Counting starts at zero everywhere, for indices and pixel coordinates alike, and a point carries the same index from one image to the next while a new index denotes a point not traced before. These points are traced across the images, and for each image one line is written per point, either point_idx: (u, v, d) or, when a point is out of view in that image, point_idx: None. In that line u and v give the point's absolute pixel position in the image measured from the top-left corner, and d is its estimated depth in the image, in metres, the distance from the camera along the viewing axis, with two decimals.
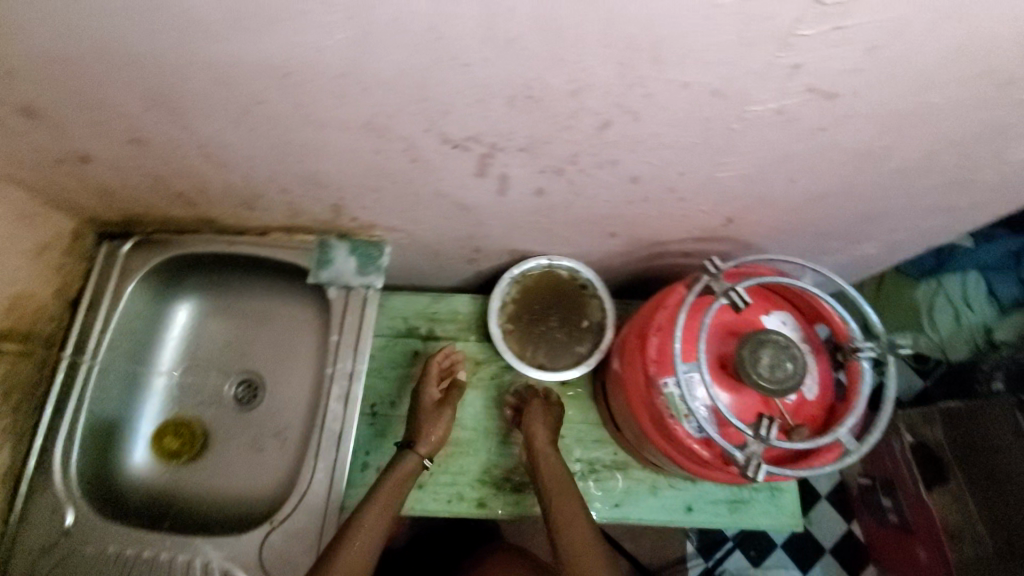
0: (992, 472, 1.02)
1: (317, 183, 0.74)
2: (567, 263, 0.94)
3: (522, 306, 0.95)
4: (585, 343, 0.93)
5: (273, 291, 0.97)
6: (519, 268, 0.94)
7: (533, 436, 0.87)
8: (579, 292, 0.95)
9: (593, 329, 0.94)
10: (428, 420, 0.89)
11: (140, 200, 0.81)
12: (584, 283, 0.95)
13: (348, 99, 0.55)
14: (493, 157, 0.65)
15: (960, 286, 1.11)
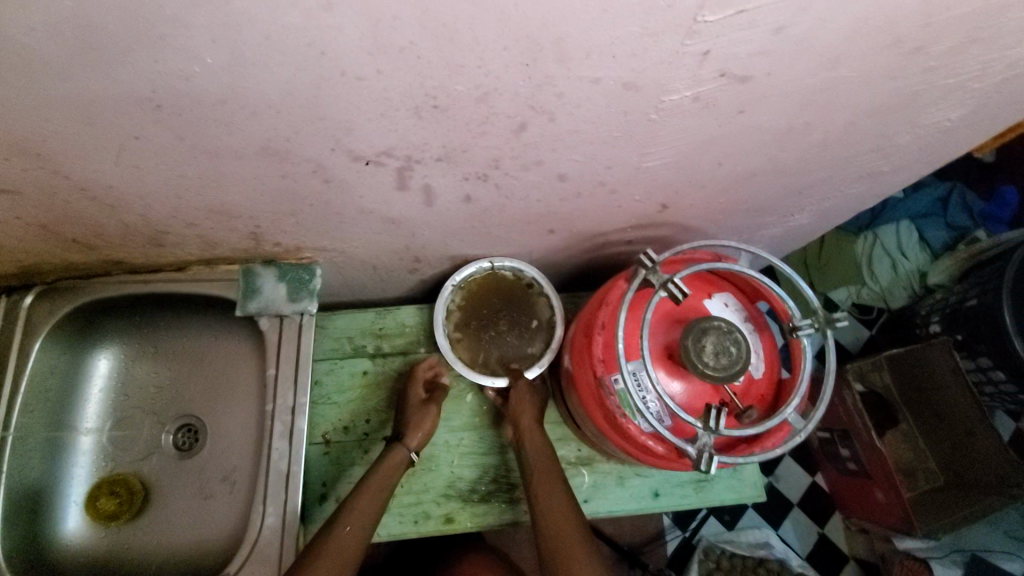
0: (938, 409, 1.10)
1: (228, 213, 0.68)
2: (509, 263, 0.93)
3: (469, 313, 0.93)
4: (537, 342, 0.92)
5: (202, 327, 0.90)
6: (460, 276, 0.93)
7: (521, 416, 0.86)
8: (525, 292, 0.94)
9: (544, 327, 0.93)
10: (415, 417, 0.87)
11: (31, 250, 0.73)
12: (529, 282, 0.94)
13: (237, 126, 0.50)
14: (411, 169, 0.61)
15: (895, 237, 1.22)
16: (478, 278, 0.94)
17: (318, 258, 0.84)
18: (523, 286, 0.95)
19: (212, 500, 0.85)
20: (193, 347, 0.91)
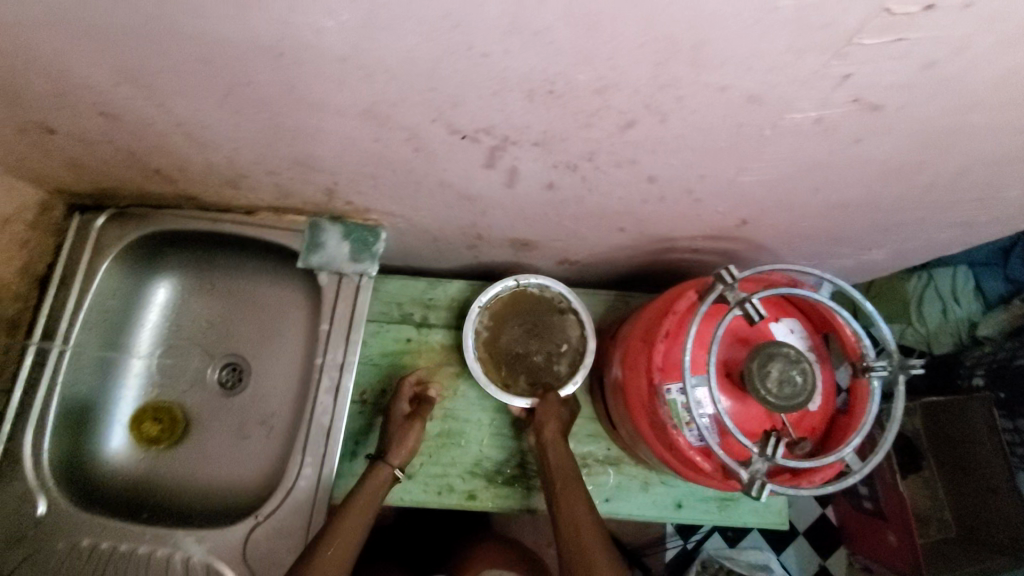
0: (963, 462, 1.05)
1: (310, 167, 0.68)
2: (534, 280, 0.91)
3: (497, 331, 0.92)
4: (566, 364, 0.91)
5: (259, 272, 0.92)
6: (487, 295, 0.90)
7: (544, 426, 0.85)
8: (555, 312, 0.92)
9: (574, 348, 0.91)
10: (400, 431, 0.86)
11: (112, 174, 0.74)
12: (556, 299, 0.93)
13: (348, 84, 0.50)
14: (504, 149, 0.60)
15: (950, 279, 1.08)
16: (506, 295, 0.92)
17: (384, 222, 0.84)
18: (549, 303, 0.93)
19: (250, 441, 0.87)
20: (247, 291, 0.93)
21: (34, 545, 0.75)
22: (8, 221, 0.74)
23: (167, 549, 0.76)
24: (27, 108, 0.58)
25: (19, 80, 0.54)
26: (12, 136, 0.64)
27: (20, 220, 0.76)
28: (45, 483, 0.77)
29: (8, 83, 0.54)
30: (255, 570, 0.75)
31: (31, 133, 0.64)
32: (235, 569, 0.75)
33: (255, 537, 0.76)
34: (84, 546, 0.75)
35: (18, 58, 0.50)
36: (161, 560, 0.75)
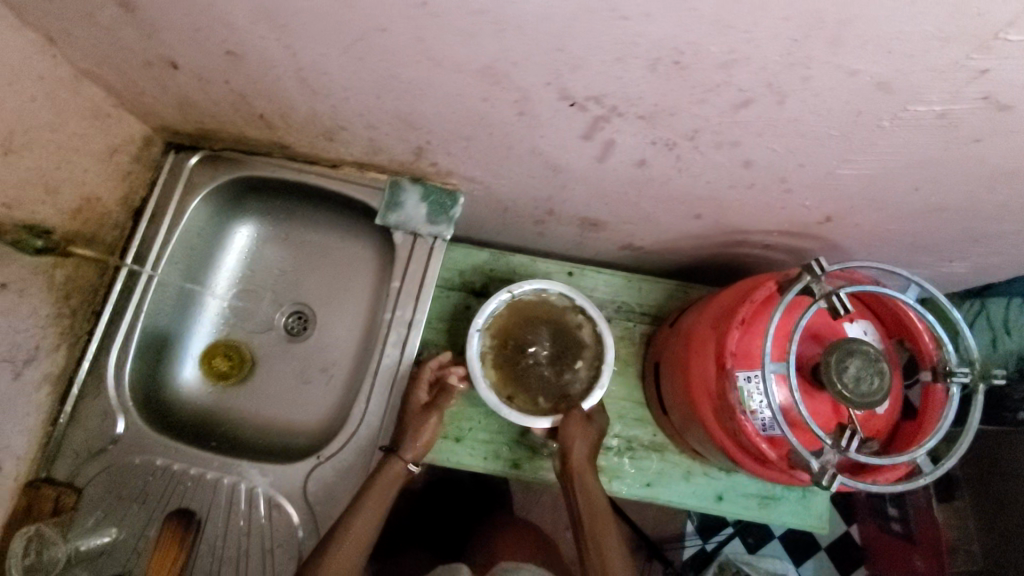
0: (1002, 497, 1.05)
1: (408, 124, 0.70)
2: (528, 285, 0.87)
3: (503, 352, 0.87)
4: (579, 377, 0.87)
5: (333, 228, 0.95)
6: (484, 313, 0.84)
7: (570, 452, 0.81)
8: (555, 325, 0.89)
9: (585, 359, 0.87)
10: (416, 424, 0.80)
11: (215, 115, 0.78)
12: (557, 301, 0.89)
13: (477, 39, 0.51)
14: (607, 121, 0.61)
15: None
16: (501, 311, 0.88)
17: (463, 187, 0.85)
18: (551, 306, 0.90)
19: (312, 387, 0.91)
20: (320, 244, 0.96)
21: (111, 459, 0.79)
22: (113, 151, 0.79)
23: (233, 477, 0.79)
24: (158, 41, 0.61)
25: (159, 12, 0.56)
26: (136, 66, 0.67)
27: (125, 151, 0.81)
28: (124, 402, 0.81)
29: (149, 14, 0.57)
30: (314, 505, 0.78)
31: (154, 65, 0.67)
32: (296, 503, 0.78)
33: (316, 475, 0.79)
34: (157, 465, 0.79)
35: None
36: (226, 488, 0.79)
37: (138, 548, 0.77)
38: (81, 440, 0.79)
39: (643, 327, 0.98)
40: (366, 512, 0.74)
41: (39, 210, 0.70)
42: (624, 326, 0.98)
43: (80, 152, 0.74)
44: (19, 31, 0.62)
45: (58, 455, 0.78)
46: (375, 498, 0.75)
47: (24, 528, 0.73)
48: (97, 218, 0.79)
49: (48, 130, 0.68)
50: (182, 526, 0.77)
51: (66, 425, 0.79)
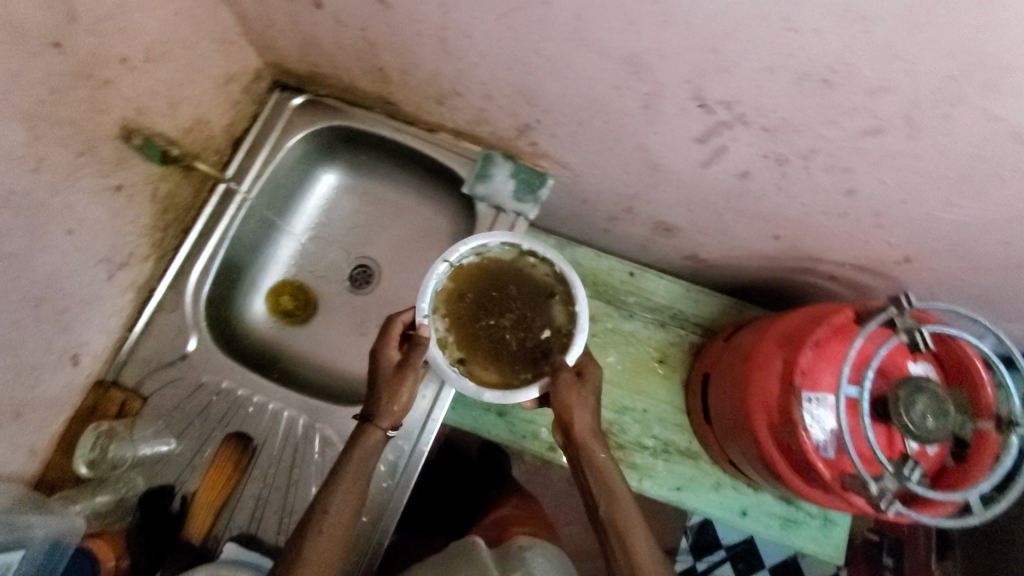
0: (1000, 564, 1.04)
1: (526, 99, 0.72)
2: (466, 247, 0.80)
3: (466, 330, 0.80)
4: (553, 331, 0.80)
5: (415, 191, 0.98)
6: (426, 293, 0.78)
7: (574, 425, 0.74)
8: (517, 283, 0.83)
9: (546, 316, 0.81)
10: (390, 388, 0.76)
11: (335, 61, 0.80)
12: (502, 253, 0.83)
13: (637, 27, 0.53)
14: (728, 128, 0.63)
15: None
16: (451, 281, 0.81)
17: (554, 171, 0.87)
18: (512, 268, 0.83)
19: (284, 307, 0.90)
20: (399, 205, 0.99)
21: (180, 373, 0.82)
22: (229, 79, 0.82)
23: (291, 410, 0.83)
24: None
25: None
26: (282, 1, 0.70)
27: (239, 81, 0.84)
28: (198, 321, 0.84)
29: None
30: None
31: (299, 3, 0.69)
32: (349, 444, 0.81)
33: None
34: (222, 387, 0.83)
35: None
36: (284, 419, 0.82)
37: (191, 462, 0.80)
38: (153, 350, 0.82)
39: (694, 338, 1.00)
40: (342, 493, 0.71)
41: (157, 122, 0.72)
42: (676, 334, 0.99)
43: (203, 74, 0.76)
44: None
45: (129, 360, 0.81)
46: (355, 470, 0.72)
47: (93, 424, 0.77)
48: (204, 141, 0.81)
49: (182, 47, 0.71)
50: (237, 448, 0.80)
51: (141, 333, 0.82)
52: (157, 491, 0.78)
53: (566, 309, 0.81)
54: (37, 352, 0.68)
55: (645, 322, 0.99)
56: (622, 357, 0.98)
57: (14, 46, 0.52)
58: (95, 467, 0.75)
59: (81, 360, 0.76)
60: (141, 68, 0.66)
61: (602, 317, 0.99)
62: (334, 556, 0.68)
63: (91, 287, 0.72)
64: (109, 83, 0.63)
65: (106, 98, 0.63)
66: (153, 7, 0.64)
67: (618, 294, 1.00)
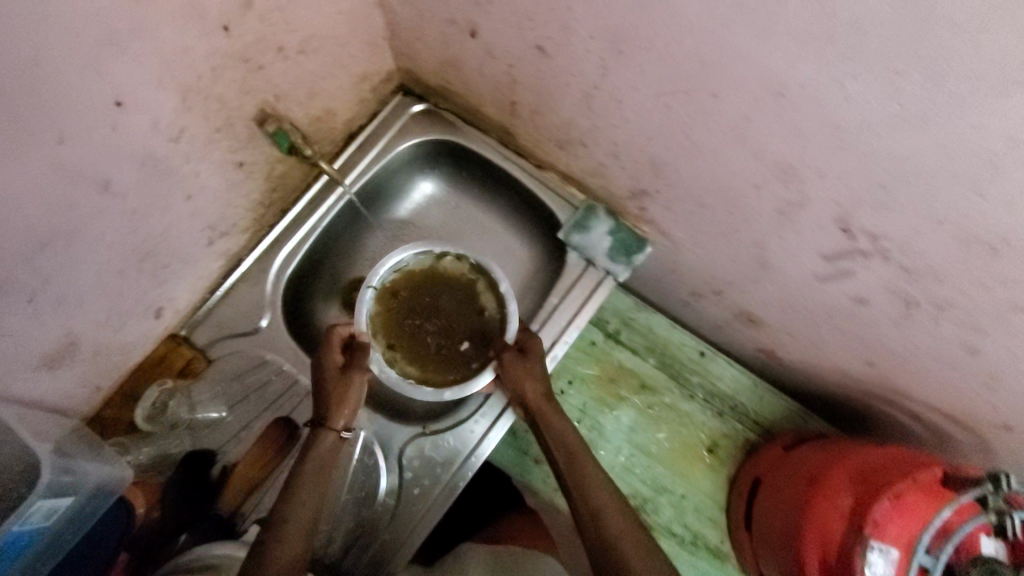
0: None
1: (653, 170, 0.70)
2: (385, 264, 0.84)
3: (404, 343, 0.86)
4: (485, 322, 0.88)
5: (507, 221, 0.97)
6: (362, 316, 0.82)
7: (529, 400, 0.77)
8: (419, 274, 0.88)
9: (442, 301, 0.88)
10: (335, 390, 0.77)
11: (469, 83, 0.80)
12: (412, 261, 0.88)
13: (807, 144, 0.51)
14: (863, 258, 0.59)
15: None
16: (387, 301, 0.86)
17: (654, 240, 0.85)
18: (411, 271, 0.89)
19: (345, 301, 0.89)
20: (487, 230, 0.98)
21: (248, 346, 0.83)
22: (363, 77, 0.83)
23: None
24: (480, 11, 0.64)
25: None
26: (437, 21, 0.71)
27: (372, 80, 0.85)
28: (275, 300, 0.85)
29: None
30: (406, 466, 0.82)
31: (454, 26, 0.70)
32: (393, 457, 0.83)
33: (419, 441, 0.83)
34: (282, 369, 0.84)
35: None
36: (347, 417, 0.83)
37: (240, 435, 0.82)
38: (228, 316, 0.84)
39: (751, 436, 0.95)
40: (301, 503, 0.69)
41: (292, 109, 0.73)
42: (733, 427, 0.96)
43: (343, 70, 0.77)
44: None
45: (203, 322, 0.83)
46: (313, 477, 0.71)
47: (157, 380, 0.78)
48: (325, 131, 0.83)
49: (334, 43, 0.72)
50: (282, 433, 0.81)
51: (219, 298, 0.84)
52: (201, 454, 0.80)
53: (484, 292, 0.88)
54: (129, 301, 0.70)
55: (704, 407, 0.97)
56: (673, 436, 0.96)
57: (195, 25, 0.53)
58: (154, 423, 0.77)
59: (163, 314, 0.78)
60: (293, 58, 0.67)
61: (661, 391, 0.97)
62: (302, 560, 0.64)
63: (191, 249, 0.74)
64: (263, 69, 0.64)
65: (257, 82, 0.65)
66: (320, 6, 0.65)
67: (683, 371, 0.98)
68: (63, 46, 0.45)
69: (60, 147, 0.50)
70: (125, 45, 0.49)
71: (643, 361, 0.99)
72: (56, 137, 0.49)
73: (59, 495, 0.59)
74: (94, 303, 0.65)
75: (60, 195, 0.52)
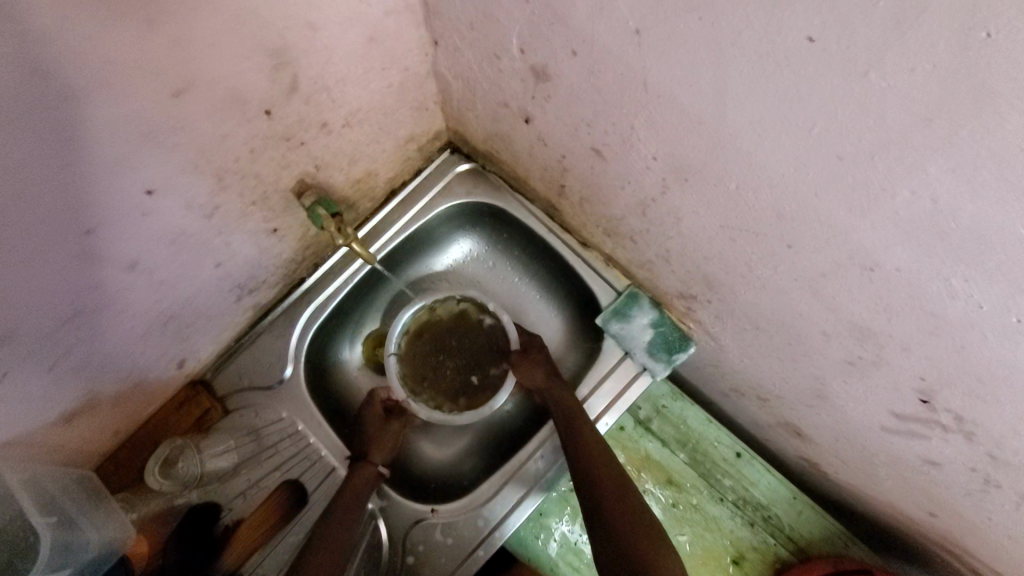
0: None
1: (706, 282, 0.64)
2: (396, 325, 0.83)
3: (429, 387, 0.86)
4: (491, 335, 0.87)
5: (544, 291, 0.92)
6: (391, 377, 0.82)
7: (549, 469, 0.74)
8: (430, 310, 0.86)
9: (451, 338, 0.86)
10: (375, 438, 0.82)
11: (518, 157, 0.76)
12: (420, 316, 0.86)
13: (892, 318, 0.44)
14: (940, 429, 0.52)
15: None
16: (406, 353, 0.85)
17: (699, 339, 0.78)
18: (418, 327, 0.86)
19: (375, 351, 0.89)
20: (521, 297, 0.94)
21: (266, 400, 0.82)
22: (410, 138, 0.79)
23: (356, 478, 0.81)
24: (535, 103, 0.59)
25: (564, 94, 0.54)
26: (489, 99, 0.66)
27: (419, 140, 0.82)
28: (297, 357, 0.83)
29: (555, 89, 0.54)
30: (410, 549, 0.78)
31: (506, 108, 0.65)
32: (396, 537, 0.79)
33: (426, 523, 0.79)
34: (296, 429, 0.82)
35: (594, 93, 0.50)
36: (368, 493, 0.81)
37: (247, 491, 0.80)
38: (249, 366, 0.82)
39: (782, 553, 0.88)
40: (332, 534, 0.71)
41: (332, 176, 0.70)
42: (764, 539, 0.88)
43: (389, 135, 0.74)
44: (416, 26, 0.61)
45: (222, 372, 0.82)
46: (332, 532, 0.71)
47: (168, 439, 0.76)
48: (365, 191, 0.80)
49: (381, 113, 0.69)
50: (291, 497, 0.80)
51: (241, 350, 0.83)
52: (207, 509, 0.78)
53: (480, 311, 0.87)
54: (152, 358, 0.69)
55: (733, 514, 0.90)
56: (695, 542, 0.89)
57: (235, 113, 0.52)
58: (167, 481, 0.75)
59: (186, 364, 0.77)
60: (337, 131, 0.65)
61: (688, 489, 0.91)
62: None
63: (219, 307, 0.73)
64: (304, 145, 0.62)
65: (297, 156, 0.63)
66: (367, 83, 0.62)
67: (715, 472, 0.91)
68: (95, 149, 0.44)
69: (88, 238, 0.49)
70: (160, 140, 0.48)
71: (673, 455, 0.92)
72: (85, 229, 0.48)
73: (58, 563, 0.60)
74: (118, 365, 0.65)
75: (87, 278, 0.52)
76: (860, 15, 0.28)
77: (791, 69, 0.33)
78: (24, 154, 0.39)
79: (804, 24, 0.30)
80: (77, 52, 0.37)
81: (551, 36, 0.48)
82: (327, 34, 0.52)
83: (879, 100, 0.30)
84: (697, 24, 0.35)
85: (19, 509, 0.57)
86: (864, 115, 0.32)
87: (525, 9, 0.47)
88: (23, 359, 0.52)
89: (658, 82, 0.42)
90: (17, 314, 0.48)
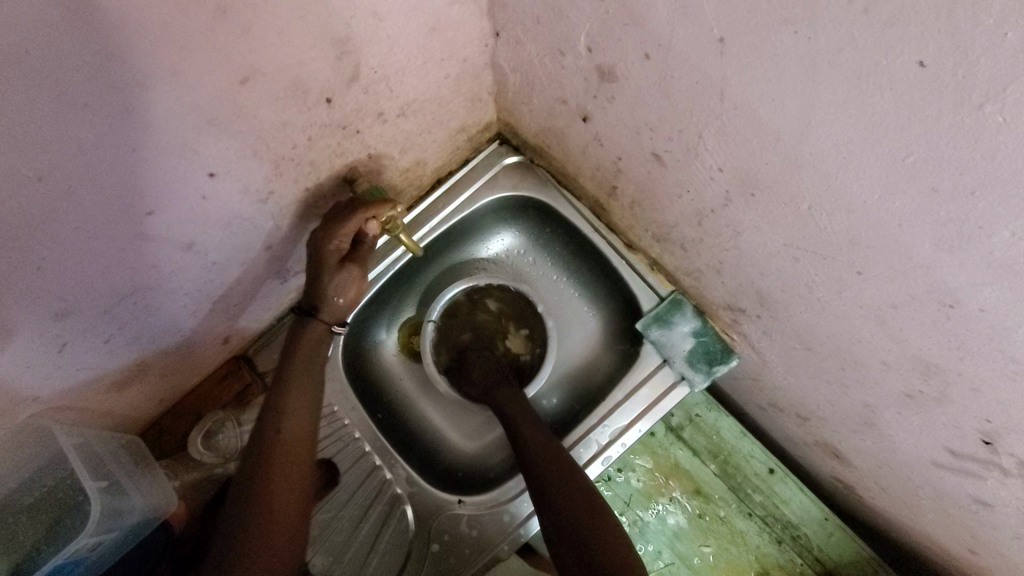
0: None
1: (756, 295, 0.62)
2: (437, 301, 0.85)
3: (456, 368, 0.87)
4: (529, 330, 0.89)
5: (583, 289, 0.91)
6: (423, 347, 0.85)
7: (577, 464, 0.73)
8: (475, 291, 0.89)
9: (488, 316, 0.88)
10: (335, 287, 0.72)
11: (570, 153, 0.74)
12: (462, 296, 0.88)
13: (966, 357, 0.42)
14: (997, 474, 0.49)
15: None
16: (441, 325, 0.88)
17: (742, 353, 0.76)
18: (459, 304, 0.89)
19: (412, 329, 0.90)
20: (560, 293, 0.92)
21: None
22: (461, 129, 0.78)
23: (383, 464, 0.82)
24: (596, 102, 0.58)
25: (630, 96, 0.52)
26: (546, 93, 0.65)
27: (470, 131, 0.81)
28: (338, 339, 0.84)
29: (620, 90, 0.53)
30: (435, 538, 0.80)
31: (563, 104, 0.64)
32: (421, 526, 0.81)
33: (451, 514, 0.81)
34: (331, 410, 0.81)
35: (663, 98, 0.48)
36: (379, 480, 0.82)
37: None
38: None
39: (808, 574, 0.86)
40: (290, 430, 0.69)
41: (382, 164, 0.71)
42: (790, 558, 0.87)
43: (441, 125, 0.73)
44: (479, 17, 0.60)
45: (264, 347, 0.83)
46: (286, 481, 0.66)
47: (209, 413, 0.78)
48: (413, 178, 0.79)
49: (435, 104, 0.68)
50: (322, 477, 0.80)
51: (281, 328, 0.84)
52: None
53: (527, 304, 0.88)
54: (200, 333, 0.71)
55: (761, 529, 0.89)
56: (719, 554, 0.89)
57: (297, 102, 0.52)
58: (208, 452, 0.78)
59: (230, 339, 0.78)
60: (391, 121, 0.64)
61: (716, 501, 0.90)
62: (295, 494, 0.66)
63: (265, 287, 0.75)
64: (359, 133, 0.62)
65: (351, 145, 0.63)
66: (424, 73, 0.61)
67: (745, 486, 0.90)
68: (162, 134, 0.44)
69: (149, 218, 0.50)
70: (224, 126, 0.48)
71: (703, 465, 0.92)
72: (145, 211, 0.49)
73: (105, 527, 0.63)
74: (167, 339, 0.66)
75: (145, 257, 0.53)
76: (984, 47, 0.25)
77: (894, 94, 0.31)
78: (94, 136, 0.40)
79: (917, 48, 0.28)
80: (152, 38, 0.37)
81: (623, 37, 0.46)
82: (392, 24, 0.51)
83: (992, 135, 0.28)
84: (791, 39, 0.33)
85: (68, 473, 0.61)
86: (971, 151, 0.30)
87: (599, 7, 0.46)
88: (81, 330, 0.54)
89: (738, 95, 0.41)
90: (79, 287, 0.49)
